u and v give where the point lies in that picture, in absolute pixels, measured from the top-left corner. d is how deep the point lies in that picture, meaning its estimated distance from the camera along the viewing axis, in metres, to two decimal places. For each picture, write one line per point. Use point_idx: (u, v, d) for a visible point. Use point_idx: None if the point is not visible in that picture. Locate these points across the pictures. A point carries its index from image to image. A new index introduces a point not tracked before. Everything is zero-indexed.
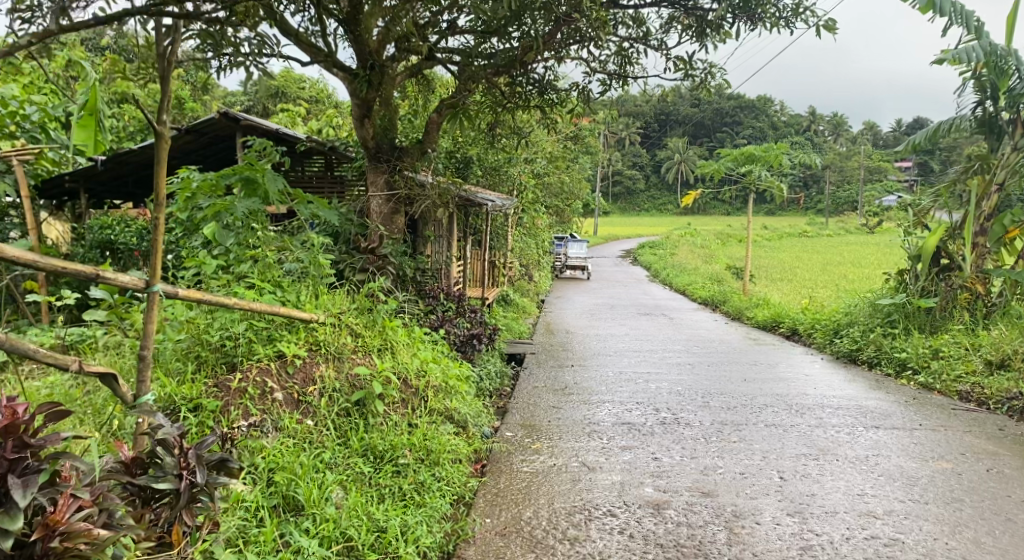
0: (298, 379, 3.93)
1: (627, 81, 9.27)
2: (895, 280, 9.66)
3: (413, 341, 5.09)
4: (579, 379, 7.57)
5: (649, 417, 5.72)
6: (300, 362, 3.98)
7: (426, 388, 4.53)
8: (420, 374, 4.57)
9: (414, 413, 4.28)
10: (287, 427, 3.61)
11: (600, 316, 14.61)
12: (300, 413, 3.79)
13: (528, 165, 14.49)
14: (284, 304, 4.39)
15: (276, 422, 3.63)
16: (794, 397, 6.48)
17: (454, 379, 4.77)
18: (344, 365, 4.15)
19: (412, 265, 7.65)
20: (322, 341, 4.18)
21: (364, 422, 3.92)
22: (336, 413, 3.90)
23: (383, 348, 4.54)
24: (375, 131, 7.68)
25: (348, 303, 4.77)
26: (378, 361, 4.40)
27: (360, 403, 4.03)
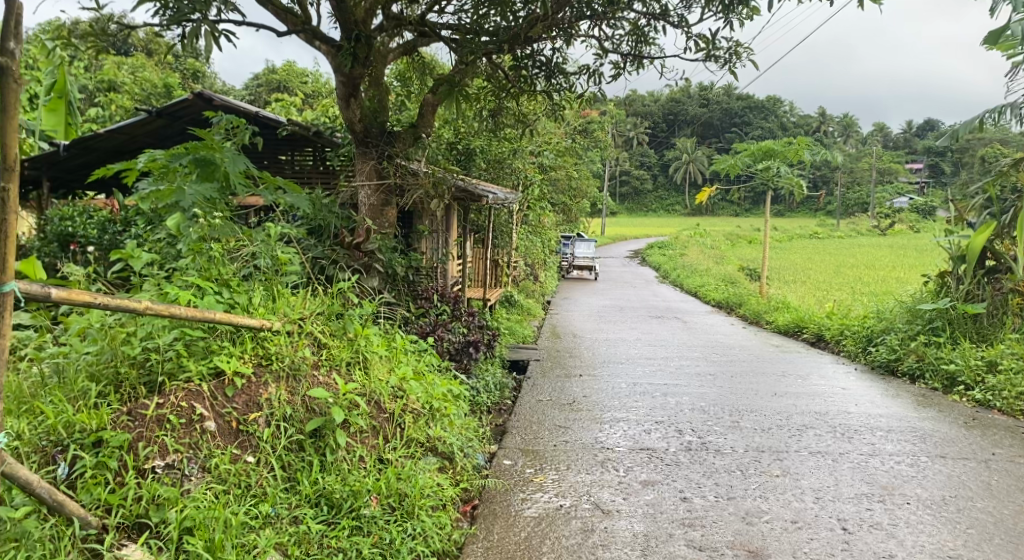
0: (237, 403, 3.20)
1: (643, 63, 8.48)
2: (935, 283, 8.85)
3: (394, 352, 4.31)
4: (589, 391, 6.79)
5: (671, 440, 4.93)
6: (242, 382, 3.24)
7: (403, 413, 3.77)
8: (397, 396, 3.82)
9: (386, 445, 3.54)
10: (217, 469, 2.94)
11: (609, 319, 13.81)
12: (238, 448, 3.09)
13: (534, 159, 13.73)
14: (231, 309, 3.64)
15: (203, 461, 2.96)
16: (833, 418, 5.70)
17: (439, 400, 4.01)
18: (300, 386, 3.40)
19: (403, 263, 6.87)
20: (274, 356, 3.43)
21: (319, 462, 3.19)
22: (283, 447, 3.18)
23: (353, 363, 3.80)
24: (363, 112, 6.87)
25: (314, 305, 4.00)
26: (344, 381, 3.65)
27: (315, 434, 3.32)
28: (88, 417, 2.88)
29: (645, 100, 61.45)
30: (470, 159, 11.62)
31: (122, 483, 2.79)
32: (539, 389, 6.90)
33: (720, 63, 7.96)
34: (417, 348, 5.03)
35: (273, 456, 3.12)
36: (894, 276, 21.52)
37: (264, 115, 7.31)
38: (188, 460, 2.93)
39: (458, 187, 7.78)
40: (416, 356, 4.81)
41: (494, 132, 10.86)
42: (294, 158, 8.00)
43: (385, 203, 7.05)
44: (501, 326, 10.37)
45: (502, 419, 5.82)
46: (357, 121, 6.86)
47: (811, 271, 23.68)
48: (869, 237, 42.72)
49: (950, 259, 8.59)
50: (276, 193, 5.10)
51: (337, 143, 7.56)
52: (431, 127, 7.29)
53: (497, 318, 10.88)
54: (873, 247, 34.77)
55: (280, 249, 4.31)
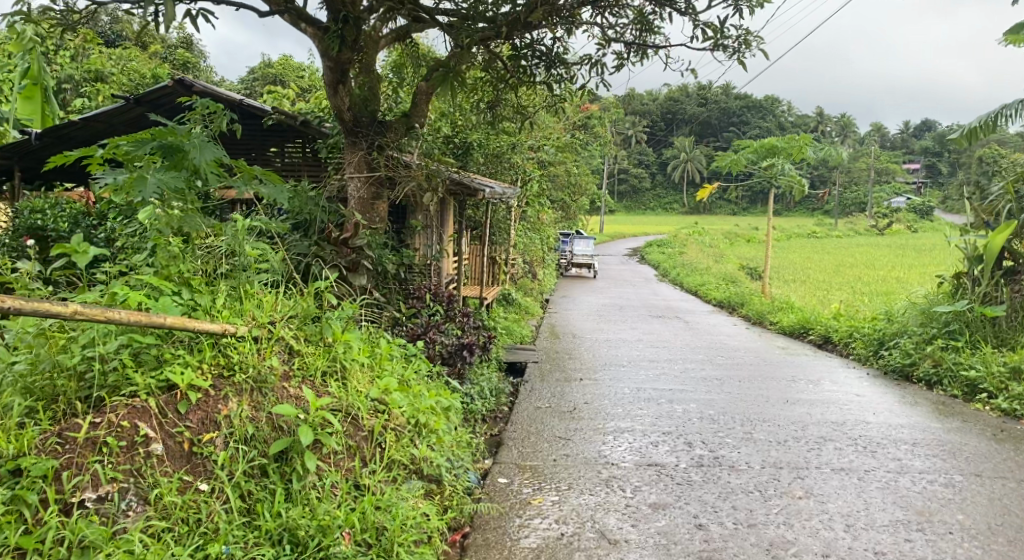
0: (191, 422, 2.93)
1: (647, 53, 8.08)
2: (950, 285, 8.46)
3: (376, 360, 3.95)
4: (591, 398, 6.40)
5: (681, 454, 4.55)
6: (197, 398, 2.97)
7: (384, 431, 3.46)
8: (377, 413, 3.49)
9: (363, 469, 3.24)
10: (157, 503, 2.68)
11: (609, 319, 13.42)
12: (189, 473, 2.83)
13: (533, 154, 13.31)
14: (191, 311, 3.24)
15: (143, 491, 2.70)
16: (852, 428, 5.32)
17: (425, 415, 3.70)
18: (265, 403, 3.12)
19: (394, 260, 6.47)
20: (238, 366, 3.14)
21: (283, 491, 2.91)
22: (241, 474, 2.90)
23: (330, 372, 3.50)
24: (352, 100, 6.47)
25: (288, 305, 3.62)
26: (318, 395, 3.34)
27: (281, 457, 3.05)
28: (6, 442, 2.62)
29: (643, 98, 61.07)
30: (466, 153, 11.22)
31: (41, 520, 2.52)
32: (538, 395, 6.50)
33: (729, 52, 7.56)
34: (405, 353, 4.65)
35: (230, 484, 2.84)
36: (896, 276, 21.17)
37: (248, 103, 6.94)
38: (125, 491, 2.67)
39: (453, 180, 7.35)
40: (403, 363, 4.44)
41: (490, 125, 10.45)
42: (282, 149, 7.59)
43: (376, 197, 6.64)
44: (497, 326, 9.96)
45: (497, 428, 5.44)
46: (346, 110, 6.46)
47: (811, 271, 23.33)
48: (868, 236, 42.46)
49: (966, 260, 8.21)
50: (251, 183, 4.65)
51: (325, 133, 7.14)
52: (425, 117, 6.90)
53: (493, 317, 10.47)
54: (872, 247, 34.47)
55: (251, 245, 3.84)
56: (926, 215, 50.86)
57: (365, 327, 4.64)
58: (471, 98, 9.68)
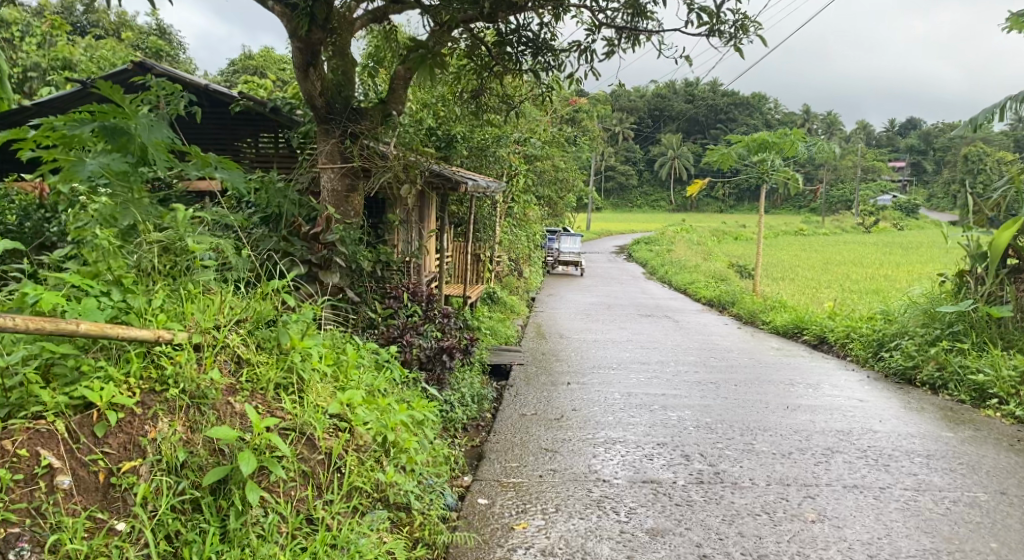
0: (110, 447, 2.73)
1: (639, 40, 7.70)
2: (952, 284, 8.15)
3: (341, 369, 3.61)
4: (579, 404, 6.02)
5: (678, 469, 4.21)
6: (116, 420, 2.74)
7: (346, 453, 3.17)
8: (337, 432, 3.22)
9: (317, 499, 2.96)
10: (55, 545, 2.45)
11: (597, 318, 13.07)
12: (101, 508, 2.60)
13: (520, 147, 12.90)
14: (119, 316, 2.97)
15: (39, 533, 2.47)
16: (858, 438, 4.98)
17: (394, 432, 3.38)
18: (202, 426, 2.89)
19: (369, 257, 6.09)
20: (173, 380, 2.93)
21: (215, 531, 2.66)
22: (166, 509, 2.66)
23: (283, 386, 3.23)
24: (324, 85, 6.07)
25: (234, 310, 3.33)
26: (267, 413, 3.06)
27: (218, 488, 2.80)
28: None
29: (631, 95, 60.75)
30: (450, 146, 10.83)
31: None
32: (523, 401, 6.12)
33: (724, 39, 7.21)
34: (375, 357, 4.30)
35: (150, 524, 2.60)
36: (886, 274, 20.94)
37: (213, 87, 6.70)
38: (14, 539, 2.42)
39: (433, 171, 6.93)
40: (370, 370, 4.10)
41: (476, 117, 10.04)
42: (252, 138, 7.18)
43: (351, 190, 6.25)
44: (482, 326, 9.57)
45: (479, 438, 5.08)
46: (317, 96, 6.06)
47: (800, 269, 23.09)
48: (856, 234, 42.38)
49: (968, 258, 7.90)
50: (205, 170, 4.22)
51: (297, 122, 6.74)
52: (403, 105, 6.50)
53: (477, 317, 10.09)
54: (860, 245, 34.33)
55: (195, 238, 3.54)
56: (913, 213, 50.88)
57: (330, 331, 4.29)
58: (454, 87, 9.27)
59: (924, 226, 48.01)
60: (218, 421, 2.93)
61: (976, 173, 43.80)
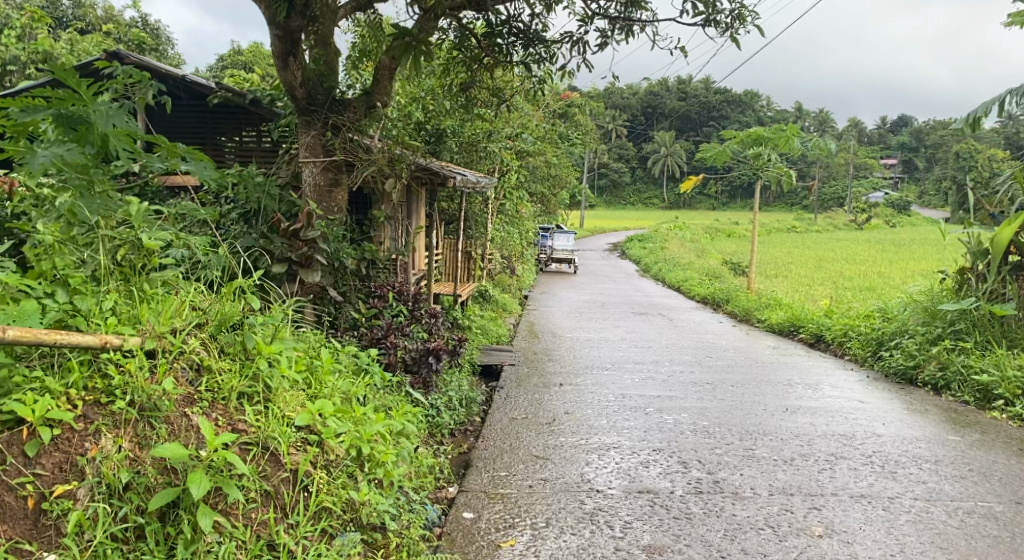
0: (43, 468, 2.58)
1: (632, 30, 7.47)
2: (953, 281, 7.96)
3: (315, 376, 3.51)
4: (572, 406, 5.79)
5: (676, 477, 4.00)
6: (53, 436, 2.61)
7: (315, 470, 3.02)
8: (305, 446, 3.08)
9: (279, 523, 2.82)
10: None
11: (590, 316, 12.85)
12: (30, 539, 2.47)
13: (512, 142, 12.66)
14: (60, 323, 2.86)
15: None
16: (861, 443, 4.77)
17: (370, 443, 3.27)
18: (151, 442, 2.74)
19: (353, 255, 5.88)
20: (120, 391, 2.79)
21: None
22: (104, 538, 2.52)
23: (248, 394, 3.11)
24: (305, 75, 5.82)
25: (190, 312, 3.20)
26: (226, 425, 2.94)
27: (167, 514, 2.66)
28: None
29: (624, 92, 60.56)
30: (440, 141, 10.58)
31: None
32: (513, 403, 5.89)
33: (721, 29, 6.98)
34: (352, 361, 4.09)
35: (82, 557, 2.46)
36: (881, 271, 20.78)
37: (190, 78, 6.48)
38: None
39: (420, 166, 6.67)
40: (348, 375, 3.88)
41: (466, 110, 9.81)
42: (232, 133, 6.95)
43: (334, 184, 6.03)
44: (472, 325, 9.34)
45: (466, 443, 4.87)
46: (298, 86, 5.82)
47: (794, 265, 22.92)
48: (848, 231, 42.33)
49: (969, 254, 7.71)
50: (170, 161, 3.92)
51: (279, 115, 6.49)
52: (389, 97, 6.26)
53: (468, 315, 9.85)
54: (853, 241, 34.25)
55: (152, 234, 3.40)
56: (905, 210, 50.87)
57: (306, 332, 4.07)
58: (443, 80, 9.03)
59: (917, 222, 48.00)
60: (170, 437, 2.79)
61: (967, 170, 43.78)
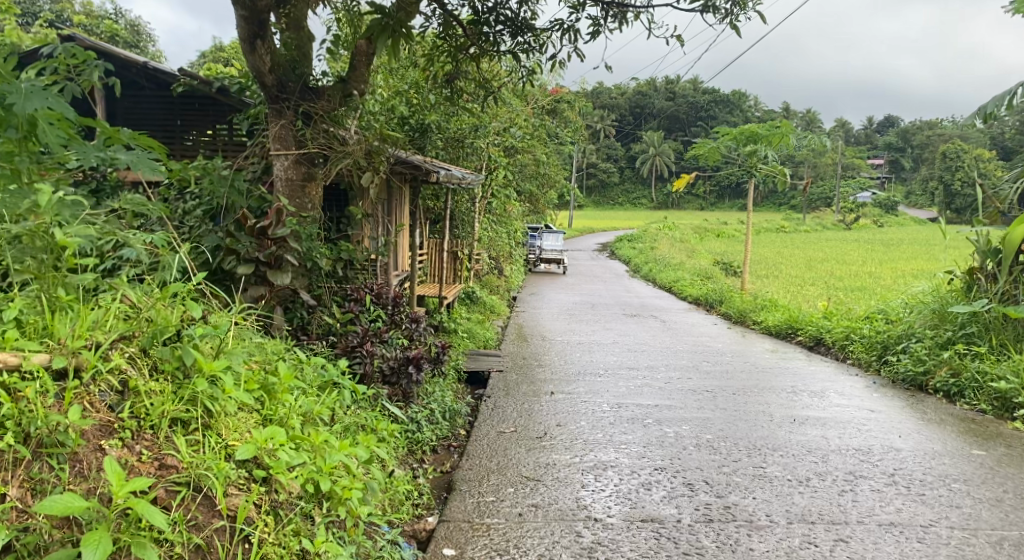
0: None
1: (627, 17, 7.08)
2: (962, 281, 7.61)
3: (271, 395, 3.22)
4: (564, 418, 5.39)
5: (683, 502, 3.60)
6: None
7: (260, 512, 2.71)
8: (249, 484, 2.76)
9: None
10: None
11: (580, 318, 12.45)
12: None
13: (500, 138, 12.25)
14: None
15: None
16: (880, 459, 4.37)
17: (330, 477, 3.00)
18: (46, 489, 2.38)
19: (326, 256, 5.47)
20: (13, 422, 2.43)
21: None
22: None
23: (187, 421, 2.80)
24: (274, 60, 5.41)
25: (113, 324, 2.87)
26: (151, 460, 2.62)
27: None
28: None
29: (612, 92, 60.41)
30: (425, 136, 10.19)
31: None
32: (500, 415, 5.48)
33: (720, 15, 6.59)
34: (312, 374, 3.70)
35: None
36: (873, 271, 20.50)
37: (152, 65, 6.14)
38: None
39: (397, 158, 6.25)
40: (305, 393, 3.50)
41: (451, 104, 9.41)
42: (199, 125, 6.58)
43: (307, 179, 5.60)
44: (458, 329, 8.94)
45: (449, 462, 4.46)
46: (267, 72, 5.41)
47: (785, 266, 22.63)
48: (836, 231, 42.22)
49: (978, 254, 7.37)
50: (106, 150, 3.41)
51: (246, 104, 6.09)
52: (365, 85, 5.85)
53: (454, 318, 9.45)
54: (842, 241, 34.09)
55: (73, 233, 3.09)
56: (893, 210, 50.85)
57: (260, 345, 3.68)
58: (428, 72, 8.63)
59: (905, 222, 47.98)
60: (76, 479, 2.46)
61: (955, 170, 43.77)
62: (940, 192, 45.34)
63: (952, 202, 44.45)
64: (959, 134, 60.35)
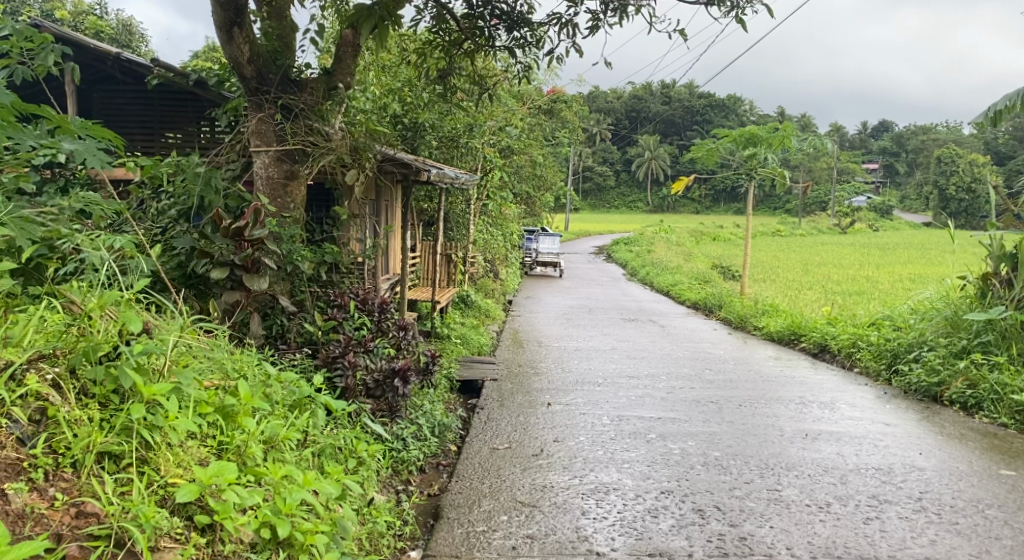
0: None
1: (628, 11, 6.76)
2: (975, 287, 7.31)
3: (231, 418, 3.01)
4: (562, 433, 5.07)
5: (693, 534, 3.32)
6: None
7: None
8: (190, 532, 2.55)
9: None
10: None
11: (577, 323, 12.12)
12: None
13: (495, 138, 11.92)
14: None
15: None
16: (904, 481, 4.05)
17: (290, 519, 2.75)
18: None
19: (308, 259, 5.15)
20: None
21: None
22: None
23: (118, 453, 2.62)
24: (254, 50, 5.08)
25: (30, 348, 2.66)
26: (67, 506, 2.40)
27: None
28: None
29: (608, 95, 60.11)
30: (417, 135, 9.85)
31: None
32: (494, 429, 5.17)
33: (727, 8, 6.27)
34: (283, 391, 3.42)
35: None
36: (872, 276, 20.20)
37: (125, 56, 5.82)
38: None
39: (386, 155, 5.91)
40: (270, 417, 3.24)
41: (444, 102, 9.07)
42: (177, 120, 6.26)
43: (289, 177, 5.26)
44: (451, 335, 8.60)
45: (437, 483, 4.15)
46: (246, 63, 5.07)
47: (781, 269, 22.36)
48: (832, 235, 42.02)
49: (992, 259, 7.06)
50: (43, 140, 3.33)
51: (225, 98, 5.74)
52: (352, 78, 5.50)
53: (447, 324, 9.12)
54: (838, 245, 33.87)
55: None
56: (888, 214, 50.69)
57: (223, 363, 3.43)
58: (420, 68, 8.29)
59: (900, 226, 47.80)
60: None
61: (950, 175, 43.64)
62: (935, 196, 45.21)
63: (948, 206, 44.29)
64: (954, 139, 60.33)
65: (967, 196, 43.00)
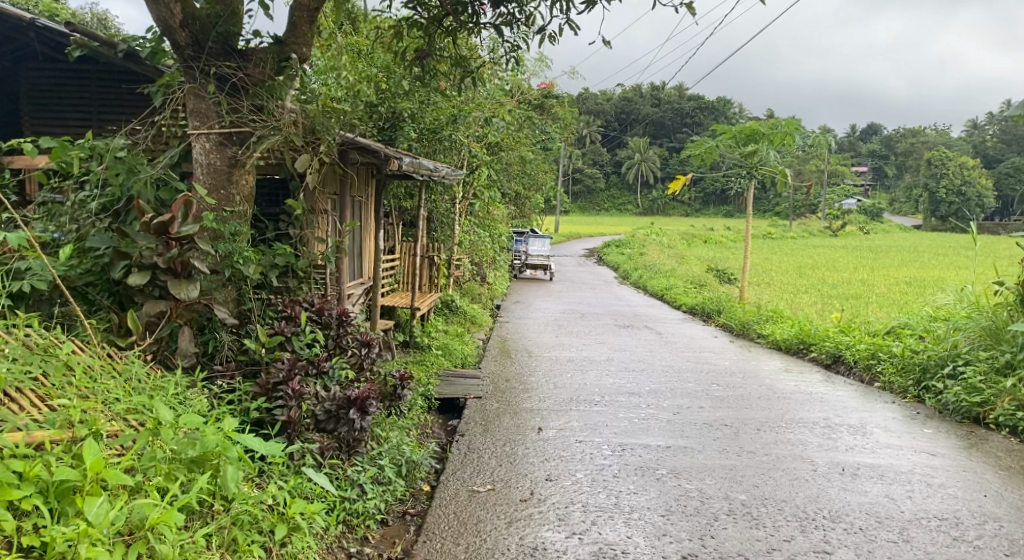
0: None
1: None
2: (1013, 295, 6.58)
3: (65, 500, 2.38)
4: (555, 468, 4.30)
5: None
6: None
7: None
8: None
9: None
10: None
11: (569, 330, 11.32)
12: None
13: (481, 132, 11.12)
14: None
15: None
16: (979, 540, 3.33)
17: None
18: None
19: (253, 261, 4.35)
20: None
21: None
22: None
23: None
24: (189, 13, 4.29)
25: None
26: None
27: None
28: None
29: (598, 96, 59.42)
30: (396, 127, 9.05)
31: None
32: (476, 463, 4.39)
33: None
34: (179, 444, 2.70)
35: None
36: (871, 279, 19.51)
37: (42, 23, 5.05)
38: None
39: (350, 141, 5.11)
40: (139, 490, 2.55)
41: (425, 90, 8.28)
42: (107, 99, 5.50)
43: (234, 164, 4.48)
44: (431, 346, 7.79)
45: (406, 541, 3.38)
46: (179, 27, 4.28)
47: (776, 273, 21.66)
48: (823, 238, 41.51)
49: None
50: None
51: (162, 73, 4.94)
52: (308, 49, 4.70)
53: (427, 333, 8.31)
54: (831, 249, 33.26)
55: None
56: (879, 217, 50.25)
57: (91, 412, 2.75)
58: (397, 51, 7.50)
59: (891, 229, 47.32)
60: None
61: (941, 178, 43.24)
62: (926, 199, 44.83)
63: (939, 209, 43.87)
64: (943, 142, 60.07)
65: (958, 199, 42.55)
